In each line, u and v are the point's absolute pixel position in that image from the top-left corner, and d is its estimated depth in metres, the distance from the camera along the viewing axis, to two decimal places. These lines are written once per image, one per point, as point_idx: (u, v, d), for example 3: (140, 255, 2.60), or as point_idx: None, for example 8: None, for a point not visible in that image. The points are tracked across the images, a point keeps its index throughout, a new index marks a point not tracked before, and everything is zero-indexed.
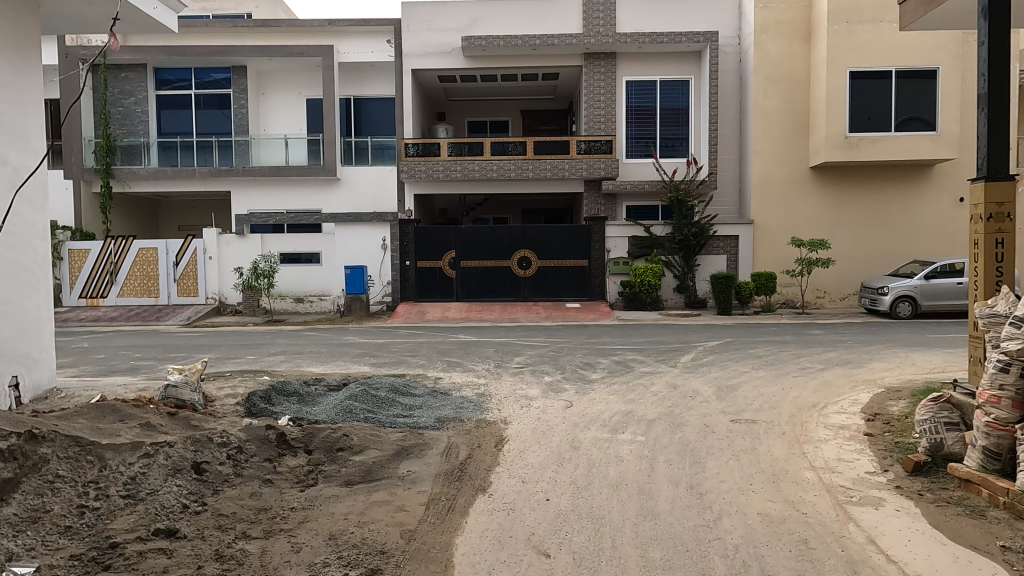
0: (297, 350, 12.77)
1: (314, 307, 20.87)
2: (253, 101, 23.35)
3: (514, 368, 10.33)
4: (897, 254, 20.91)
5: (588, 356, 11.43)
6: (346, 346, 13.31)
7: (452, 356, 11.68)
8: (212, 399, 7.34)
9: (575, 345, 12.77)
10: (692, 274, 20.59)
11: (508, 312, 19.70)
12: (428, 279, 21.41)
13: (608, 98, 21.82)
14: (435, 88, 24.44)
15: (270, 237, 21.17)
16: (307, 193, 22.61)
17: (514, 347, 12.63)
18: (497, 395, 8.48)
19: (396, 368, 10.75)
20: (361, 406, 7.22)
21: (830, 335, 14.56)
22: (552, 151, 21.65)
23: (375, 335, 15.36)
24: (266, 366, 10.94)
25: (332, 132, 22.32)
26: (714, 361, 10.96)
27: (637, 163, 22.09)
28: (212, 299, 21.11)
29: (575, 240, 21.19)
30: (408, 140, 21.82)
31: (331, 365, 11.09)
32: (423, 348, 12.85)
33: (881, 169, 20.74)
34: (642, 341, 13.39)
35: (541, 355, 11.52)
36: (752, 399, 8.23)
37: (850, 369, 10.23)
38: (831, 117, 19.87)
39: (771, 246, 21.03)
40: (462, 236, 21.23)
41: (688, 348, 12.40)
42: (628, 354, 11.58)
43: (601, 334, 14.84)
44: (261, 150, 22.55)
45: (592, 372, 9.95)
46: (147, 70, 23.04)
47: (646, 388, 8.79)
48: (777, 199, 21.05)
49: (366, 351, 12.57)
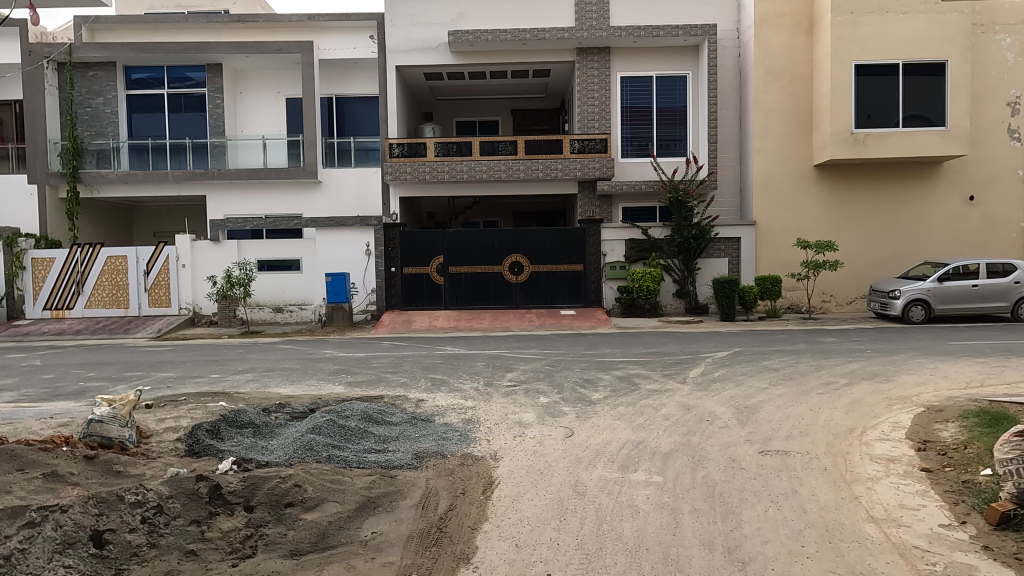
0: (268, 367, 11.63)
1: (293, 317, 19.87)
2: (229, 100, 22.22)
3: (505, 387, 9.25)
4: (906, 256, 20.00)
5: (588, 371, 10.38)
6: (323, 361, 12.19)
7: (438, 373, 10.61)
8: (148, 435, 6.19)
9: (573, 358, 11.70)
10: (692, 278, 19.64)
11: (499, 320, 18.65)
12: (415, 286, 20.28)
13: (602, 95, 20.84)
14: (421, 86, 23.41)
15: (247, 244, 20.00)
16: (286, 197, 21.46)
17: (505, 361, 11.57)
18: (486, 421, 7.40)
19: (373, 388, 9.66)
20: (323, 441, 6.10)
21: (844, 342, 13.58)
22: (545, 151, 20.64)
23: (357, 348, 14.26)
24: (230, 387, 9.81)
25: (313, 132, 21.22)
26: (726, 376, 9.94)
27: (633, 162, 21.10)
28: (185, 309, 19.92)
29: (569, 244, 20.14)
30: (393, 140, 20.77)
31: (303, 384, 9.99)
32: (406, 363, 11.75)
33: (888, 167, 19.84)
34: (645, 353, 12.34)
35: (536, 371, 10.45)
36: (778, 423, 7.19)
37: (879, 384, 9.20)
38: (836, 113, 18.97)
39: (774, 248, 20.06)
40: (450, 240, 20.13)
41: (696, 360, 11.36)
42: (631, 368, 10.53)
43: (600, 344, 13.80)
44: (238, 152, 21.43)
45: (593, 391, 8.89)
46: (117, 69, 21.87)
47: (656, 410, 7.74)
48: (780, 200, 20.09)
49: (344, 367, 11.48)
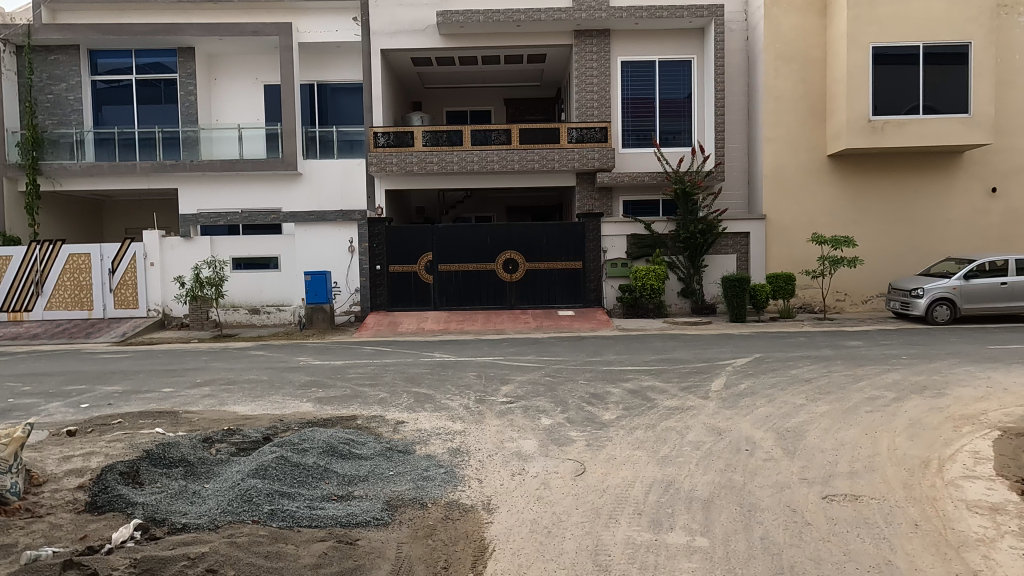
0: (231, 379, 10.24)
1: (271, 320, 18.48)
2: (203, 87, 20.77)
3: (500, 405, 7.91)
4: (925, 252, 18.81)
5: (595, 383, 9.07)
6: (294, 372, 10.81)
7: (423, 386, 9.26)
8: (42, 483, 4.83)
9: (576, 368, 10.39)
10: (698, 276, 18.37)
11: (493, 322, 17.27)
12: (402, 285, 18.90)
13: (602, 81, 19.53)
14: (408, 72, 22.04)
15: (220, 240, 18.58)
16: (264, 190, 20.06)
17: (500, 371, 10.22)
18: (479, 453, 6.09)
19: (346, 405, 8.29)
20: (268, 489, 4.77)
21: (872, 346, 12.33)
22: (541, 140, 19.31)
23: (334, 355, 12.89)
24: (179, 405, 8.41)
25: (292, 121, 19.80)
26: (754, 389, 8.65)
27: (635, 153, 19.81)
28: (154, 311, 18.48)
29: (567, 240, 18.84)
30: (378, 129, 19.40)
31: (265, 402, 8.61)
32: (388, 373, 10.41)
33: (905, 156, 18.62)
34: (656, 361, 11.03)
35: (535, 384, 9.13)
36: (834, 454, 5.90)
37: (933, 398, 7.95)
38: (852, 99, 17.73)
39: (785, 244, 18.83)
40: (439, 236, 18.77)
41: (715, 369, 10.07)
42: (644, 380, 9.21)
43: (605, 349, 12.47)
44: (212, 142, 19.96)
45: (603, 411, 7.57)
46: (81, 52, 20.39)
47: (682, 437, 6.44)
48: (791, 192, 18.85)
49: (317, 379, 10.10)
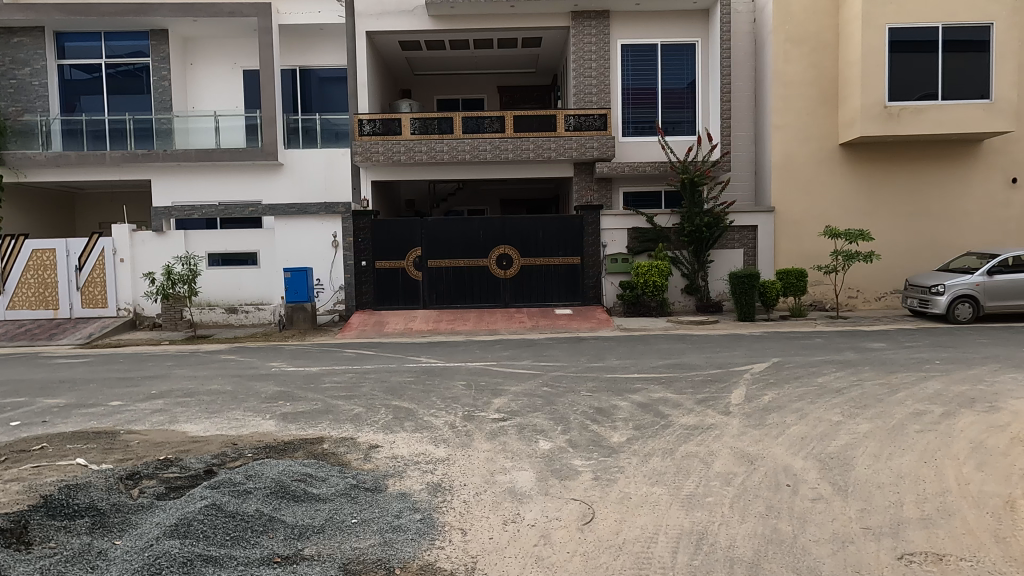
0: (191, 390, 9.12)
1: (249, 319, 17.41)
2: (178, 71, 19.58)
3: (492, 425, 6.83)
4: (942, 247, 17.82)
5: (599, 396, 8.02)
6: (263, 380, 9.69)
7: (405, 399, 8.17)
8: None
9: (577, 376, 9.33)
10: (703, 271, 17.37)
11: (485, 321, 16.21)
12: (389, 283, 17.80)
13: (601, 66, 18.42)
14: (396, 57, 20.91)
15: (195, 235, 17.45)
16: (244, 181, 18.99)
17: (493, 381, 9.15)
18: (464, 490, 5.03)
19: (315, 423, 7.19)
20: (187, 556, 3.70)
21: (898, 349, 11.32)
22: (536, 128, 18.21)
23: (312, 359, 11.78)
24: (122, 423, 7.29)
25: (272, 108, 18.66)
26: (780, 402, 7.60)
27: (636, 142, 18.74)
28: (125, 310, 17.32)
29: (565, 234, 17.74)
30: (364, 115, 18.25)
31: (223, 419, 7.50)
32: (367, 382, 9.33)
33: (922, 145, 17.61)
34: (665, 367, 9.97)
35: (532, 397, 8.06)
36: (895, 491, 4.87)
37: (988, 414, 6.93)
38: (866, 84, 16.69)
39: (795, 238, 17.81)
40: (429, 230, 17.69)
41: (732, 377, 9.03)
42: (654, 392, 8.16)
43: (606, 353, 11.41)
44: (186, 130, 18.76)
45: (611, 431, 6.51)
46: (46, 35, 19.19)
47: (708, 468, 5.38)
48: (801, 183, 17.82)
49: (287, 390, 8.99)
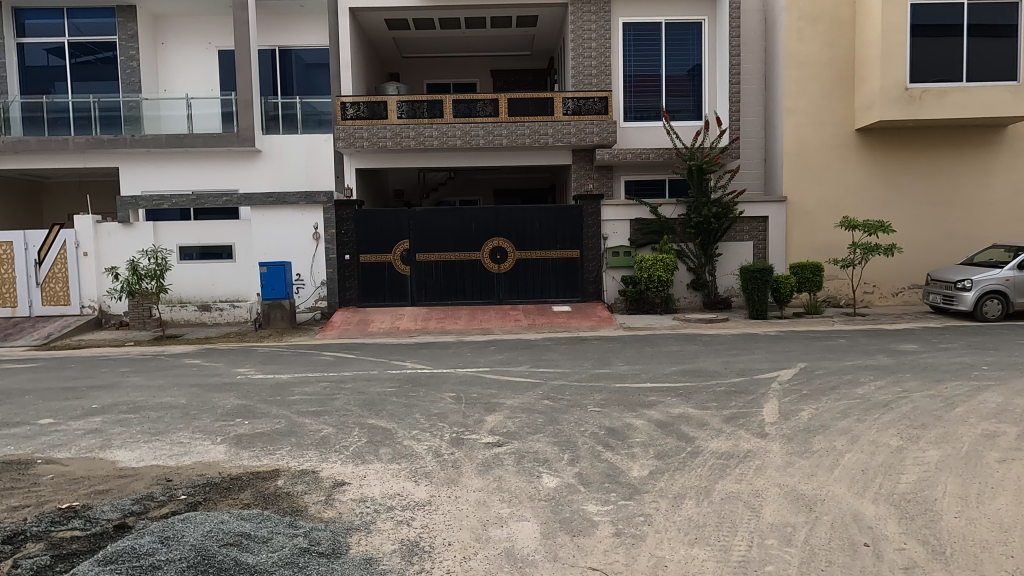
0: (138, 404, 7.89)
1: (224, 318, 15.92)
2: (147, 50, 18.25)
3: (486, 453, 5.68)
4: (964, 240, 16.76)
5: (611, 413, 6.88)
6: (223, 391, 8.46)
7: (383, 416, 7.00)
8: None
9: (582, 387, 8.17)
10: (711, 266, 16.27)
11: (478, 320, 15.04)
12: (375, 278, 16.61)
13: (601, 45, 17.21)
14: (383, 37, 19.65)
15: (165, 226, 16.19)
16: (219, 169, 17.82)
17: (486, 392, 7.99)
18: (448, 554, 3.87)
19: (272, 449, 6.00)
20: None
21: (933, 351, 10.25)
22: (531, 112, 17.01)
23: (285, 364, 10.59)
24: (41, 451, 6.07)
25: (249, 91, 17.43)
26: (823, 421, 6.48)
27: (639, 127, 17.61)
28: (89, 308, 16.08)
29: (563, 226, 16.57)
30: (347, 98, 16.99)
31: (164, 443, 6.29)
32: (342, 393, 8.15)
33: (943, 130, 16.52)
34: (680, 374, 8.85)
35: (532, 414, 6.91)
36: (1009, 555, 3.75)
37: None
38: (886, 64, 15.56)
39: (808, 229, 16.71)
40: (416, 222, 16.48)
41: (758, 388, 7.92)
42: (672, 407, 7.03)
43: (612, 357, 10.27)
44: (157, 115, 17.45)
45: (629, 461, 5.38)
46: (5, 11, 17.87)
47: (758, 518, 4.25)
48: (814, 171, 16.71)
49: (248, 404, 7.78)
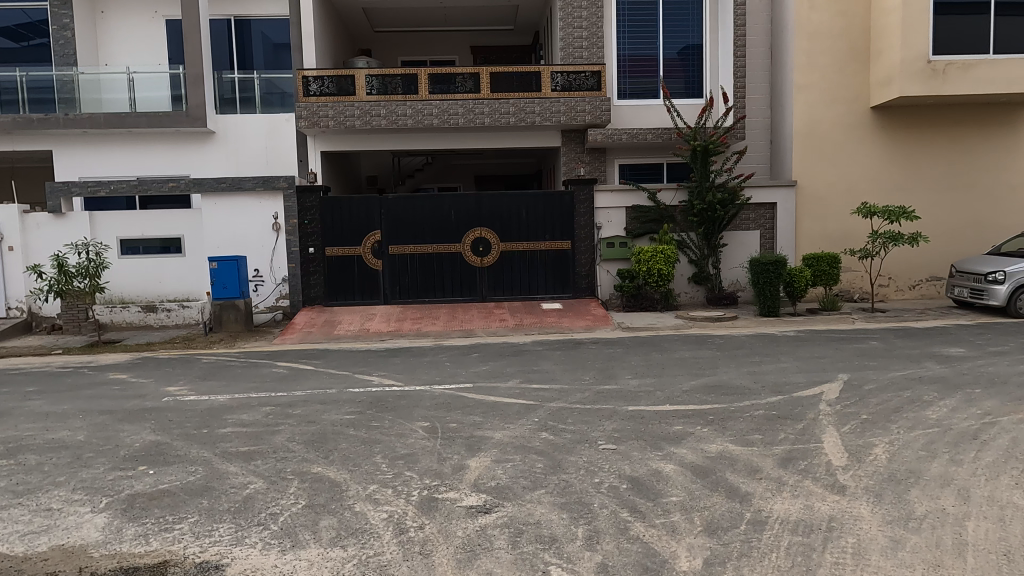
0: (19, 442, 6.12)
1: (172, 320, 14.06)
2: (84, 21, 16.21)
3: (468, 528, 4.07)
4: (987, 228, 15.45)
5: (631, 454, 5.28)
6: (137, 422, 6.71)
7: (332, 462, 5.33)
8: None
9: (587, 413, 6.55)
10: (715, 258, 14.79)
11: (459, 320, 13.39)
12: (343, 274, 14.88)
13: (593, 15, 15.55)
14: (351, 8, 17.79)
15: (103, 216, 14.32)
16: (168, 152, 15.97)
17: (467, 422, 6.35)
18: None
19: (171, 521, 4.31)
20: None
21: (988, 357, 8.80)
22: (516, 88, 15.33)
23: (228, 380, 8.85)
24: None
25: (199, 64, 15.52)
26: (909, 464, 4.96)
27: (633, 106, 16.06)
28: (16, 310, 14.16)
29: (552, 214, 14.96)
30: (310, 72, 15.16)
31: (24, 511, 4.55)
32: (288, 424, 6.45)
33: (965, 108, 15.15)
34: (703, 392, 7.28)
35: (527, 458, 5.28)
36: None
37: None
38: (907, 34, 14.09)
39: (820, 217, 15.27)
40: (388, 210, 14.78)
41: (805, 412, 6.38)
42: (708, 445, 5.46)
43: (617, 369, 8.67)
44: (97, 97, 15.46)
45: (671, 542, 3.80)
46: None
47: None
48: (826, 153, 15.26)
49: (163, 442, 6.05)
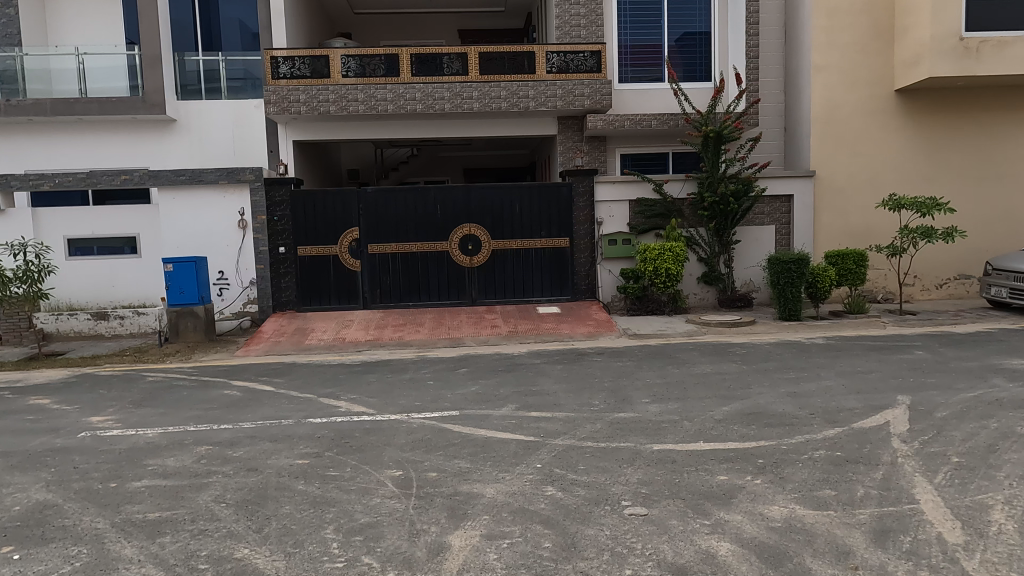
0: None
1: (126, 329, 12.66)
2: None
3: None
4: (1019, 221, 14.23)
5: (669, 526, 3.91)
6: (28, 473, 5.25)
7: (266, 540, 3.93)
8: None
9: (603, 455, 5.18)
10: (727, 256, 13.47)
11: (446, 326, 12.01)
12: (317, 276, 13.44)
13: None
14: None
15: (48, 212, 12.80)
16: (125, 142, 14.48)
17: (452, 470, 4.96)
18: None
19: None
20: None
21: None
22: (507, 69, 13.92)
23: (167, 406, 7.39)
24: None
25: (156, 43, 13.99)
26: None
27: (635, 89, 14.73)
28: None
29: (548, 208, 13.58)
30: (279, 52, 13.68)
31: None
32: (220, 476, 5.01)
33: (996, 90, 13.91)
34: (742, 423, 5.93)
35: (531, 532, 3.90)
36: None
37: None
38: (939, 8, 12.78)
39: (840, 210, 13.98)
40: (367, 206, 13.37)
41: (878, 453, 5.04)
42: (769, 508, 4.11)
43: (630, 390, 7.29)
44: (43, 82, 13.92)
45: None
46: None
47: None
48: (847, 140, 13.96)
49: (51, 504, 4.61)
